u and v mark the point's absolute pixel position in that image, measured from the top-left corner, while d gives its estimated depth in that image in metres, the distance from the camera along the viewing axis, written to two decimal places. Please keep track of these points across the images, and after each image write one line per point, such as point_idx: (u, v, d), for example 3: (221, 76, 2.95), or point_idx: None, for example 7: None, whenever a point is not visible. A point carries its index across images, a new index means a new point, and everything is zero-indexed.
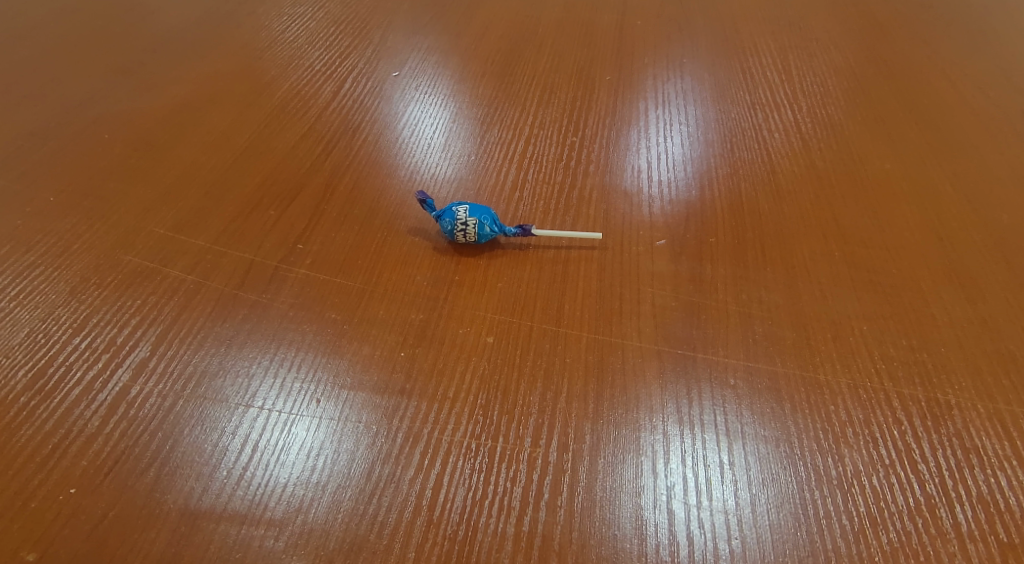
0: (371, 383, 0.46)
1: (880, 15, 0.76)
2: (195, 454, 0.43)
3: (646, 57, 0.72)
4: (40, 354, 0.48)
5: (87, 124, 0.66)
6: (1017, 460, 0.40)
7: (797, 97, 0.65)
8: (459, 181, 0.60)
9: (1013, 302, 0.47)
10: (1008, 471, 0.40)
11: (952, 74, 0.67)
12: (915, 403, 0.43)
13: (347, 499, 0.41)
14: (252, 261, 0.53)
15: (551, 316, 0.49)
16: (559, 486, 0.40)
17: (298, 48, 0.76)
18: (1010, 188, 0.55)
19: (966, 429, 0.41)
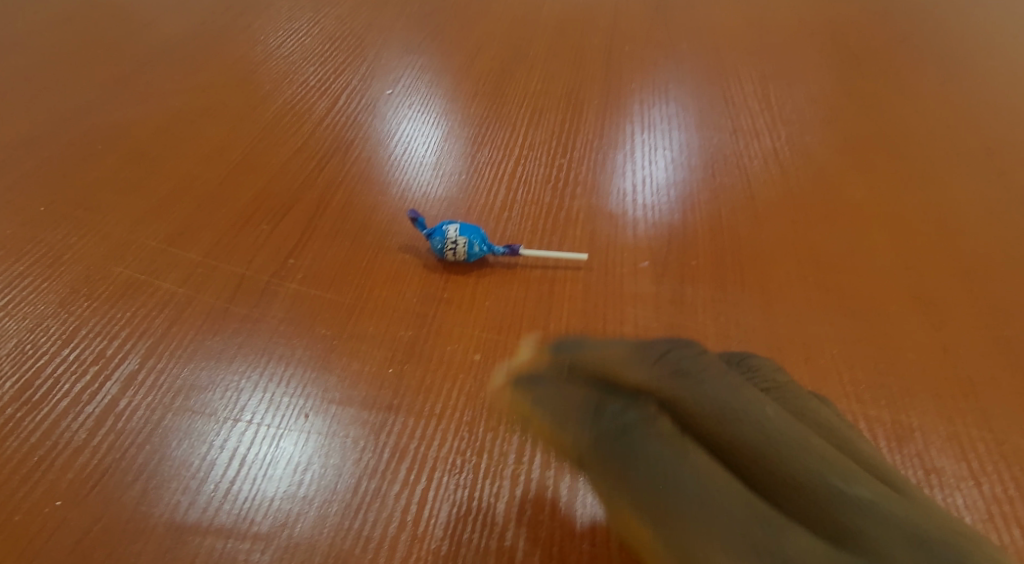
0: (359, 398, 0.47)
1: (858, 47, 0.79)
2: (182, 468, 0.43)
3: (633, 82, 0.74)
4: (28, 365, 0.48)
5: (80, 134, 0.67)
6: (974, 481, 0.41)
7: (776, 125, 0.68)
8: (450, 200, 0.61)
9: (974, 328, 0.49)
10: (966, 491, 0.41)
11: (925, 108, 0.70)
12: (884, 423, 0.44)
13: (333, 514, 0.41)
14: (243, 275, 0.54)
15: (537, 334, 0.50)
16: (542, 502, 0.42)
17: (293, 63, 0.77)
18: (976, 219, 0.58)
19: (928, 450, 0.43)
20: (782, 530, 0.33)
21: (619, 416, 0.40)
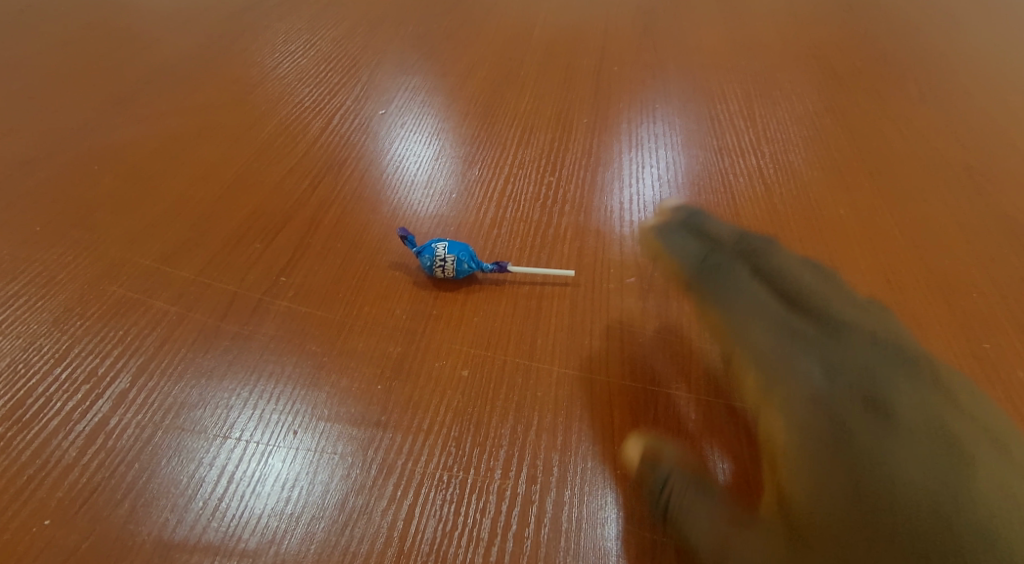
0: (348, 415, 0.47)
1: (842, 67, 0.80)
2: (171, 485, 0.44)
3: (621, 101, 0.76)
4: (21, 384, 0.49)
5: (77, 155, 0.67)
6: None
7: (761, 143, 0.69)
8: (441, 218, 0.62)
9: (953, 342, 0.50)
10: None
11: (906, 126, 0.71)
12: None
13: (320, 530, 0.41)
14: (235, 293, 0.55)
15: (524, 350, 0.51)
16: (527, 517, 0.42)
17: (288, 84, 0.78)
18: (955, 235, 0.58)
19: None
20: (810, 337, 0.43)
21: (719, 260, 0.49)
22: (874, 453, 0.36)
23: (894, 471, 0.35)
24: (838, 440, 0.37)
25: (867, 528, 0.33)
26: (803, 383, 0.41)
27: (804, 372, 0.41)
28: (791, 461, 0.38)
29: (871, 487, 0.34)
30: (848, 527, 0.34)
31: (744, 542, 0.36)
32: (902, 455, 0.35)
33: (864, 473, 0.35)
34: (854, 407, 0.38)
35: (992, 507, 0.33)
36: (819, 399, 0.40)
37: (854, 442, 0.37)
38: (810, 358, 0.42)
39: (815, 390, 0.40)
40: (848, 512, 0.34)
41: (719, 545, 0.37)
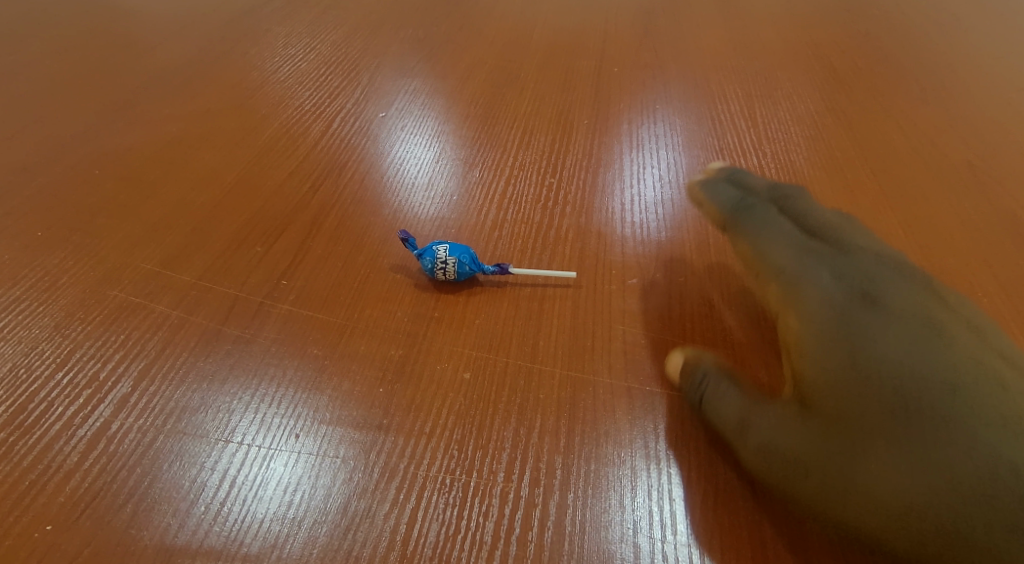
0: (350, 418, 0.47)
1: (842, 67, 0.80)
2: (172, 490, 0.43)
3: (622, 103, 0.75)
4: (22, 390, 0.48)
5: (78, 159, 0.67)
6: None
7: (762, 143, 0.69)
8: (442, 220, 0.61)
9: None
10: None
11: (906, 125, 0.71)
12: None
13: (323, 534, 0.41)
14: (237, 296, 0.55)
15: (526, 352, 0.50)
16: (530, 520, 0.42)
17: (288, 88, 0.78)
18: (957, 234, 0.58)
19: None
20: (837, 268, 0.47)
21: (759, 205, 0.54)
22: (869, 340, 0.42)
23: (886, 354, 0.41)
24: (841, 329, 0.43)
25: (866, 397, 0.39)
26: (814, 287, 0.46)
27: (814, 277, 0.47)
28: (803, 349, 0.44)
29: (868, 367, 0.40)
30: (852, 397, 0.40)
31: (764, 416, 0.42)
32: (893, 341, 0.41)
33: (863, 354, 0.41)
34: (856, 304, 0.44)
35: (965, 379, 0.39)
36: (827, 298, 0.45)
37: (855, 330, 0.43)
38: (819, 267, 0.47)
39: (823, 292, 0.45)
40: (851, 385, 0.40)
41: (742, 418, 0.42)
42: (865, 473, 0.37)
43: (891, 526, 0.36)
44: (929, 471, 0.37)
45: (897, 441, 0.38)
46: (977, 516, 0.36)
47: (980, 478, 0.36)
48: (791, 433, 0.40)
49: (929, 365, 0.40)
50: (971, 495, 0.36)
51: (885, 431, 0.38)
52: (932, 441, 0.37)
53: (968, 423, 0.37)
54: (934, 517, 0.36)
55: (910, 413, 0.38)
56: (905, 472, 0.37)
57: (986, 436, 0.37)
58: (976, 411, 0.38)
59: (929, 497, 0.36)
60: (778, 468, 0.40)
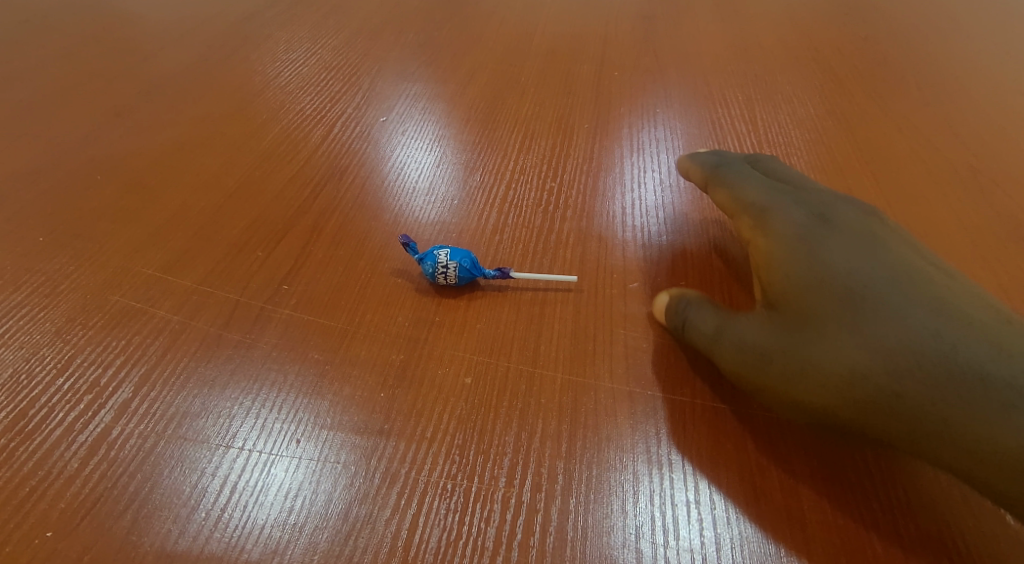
0: (351, 423, 0.47)
1: (842, 70, 0.80)
2: (173, 496, 0.43)
3: (622, 106, 0.75)
4: (23, 395, 0.48)
5: (79, 165, 0.67)
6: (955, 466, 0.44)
7: (762, 147, 0.69)
8: (443, 224, 0.61)
9: None
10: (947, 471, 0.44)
11: (907, 128, 0.71)
12: (870, 454, 0.46)
13: (324, 540, 0.41)
14: (238, 301, 0.55)
15: (527, 357, 0.50)
16: (532, 526, 0.42)
17: (290, 92, 0.79)
18: (958, 237, 0.58)
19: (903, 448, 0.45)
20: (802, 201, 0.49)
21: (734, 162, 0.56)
22: (828, 248, 0.45)
23: (842, 258, 0.44)
24: (804, 241, 0.46)
25: (822, 294, 0.42)
26: (783, 212, 0.49)
27: (782, 204, 0.49)
28: (769, 262, 0.46)
29: (825, 270, 0.43)
30: (810, 294, 0.43)
31: (737, 322, 0.45)
32: (847, 250, 0.44)
33: (820, 259, 0.44)
34: (817, 220, 0.47)
35: (909, 274, 0.42)
36: (793, 220, 0.48)
37: (816, 240, 0.45)
38: (784, 196, 0.50)
39: (789, 214, 0.48)
40: (808, 285, 0.43)
41: (718, 327, 0.46)
42: (820, 353, 0.41)
43: (842, 398, 0.40)
44: (874, 346, 0.40)
45: (848, 325, 0.41)
46: (917, 382, 0.39)
47: (922, 350, 0.39)
48: (759, 331, 0.44)
49: (880, 266, 0.43)
50: (913, 366, 0.39)
51: (837, 319, 0.41)
52: (879, 323, 0.40)
53: (910, 308, 0.40)
54: (880, 386, 0.39)
55: (861, 303, 0.41)
56: (855, 349, 0.40)
57: (925, 317, 0.40)
58: (918, 299, 0.41)
59: (875, 369, 0.39)
60: (748, 362, 0.44)
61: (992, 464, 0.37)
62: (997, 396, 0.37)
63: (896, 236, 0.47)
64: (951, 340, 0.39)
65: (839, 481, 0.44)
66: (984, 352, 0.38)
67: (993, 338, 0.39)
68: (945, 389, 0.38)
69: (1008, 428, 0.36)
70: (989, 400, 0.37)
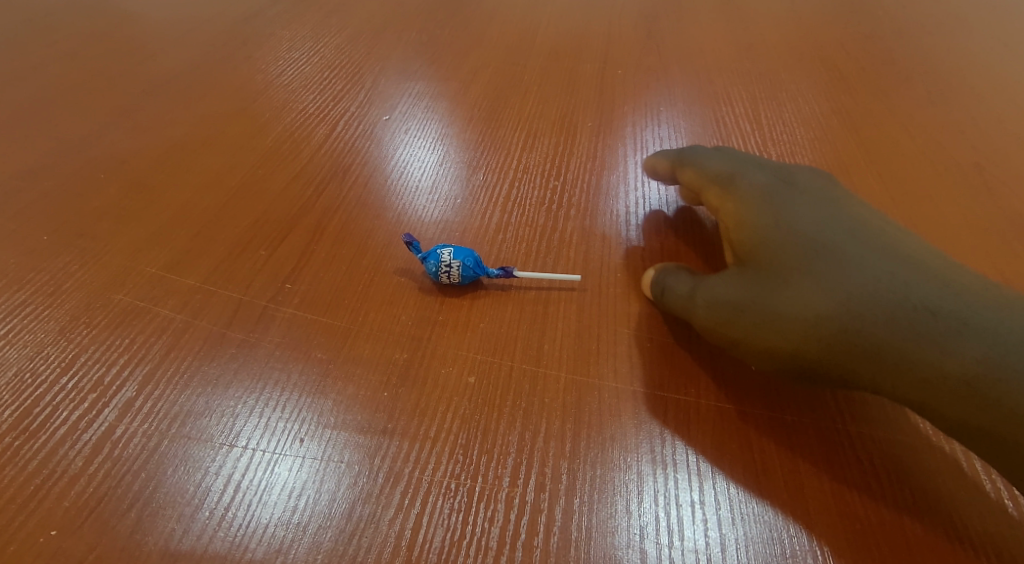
0: (354, 422, 0.47)
1: (846, 68, 0.80)
2: (177, 494, 0.43)
3: (625, 105, 0.75)
4: (27, 394, 0.48)
5: (83, 164, 0.67)
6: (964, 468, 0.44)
7: (766, 146, 0.68)
8: (446, 223, 0.61)
9: None
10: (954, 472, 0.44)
11: (912, 126, 0.71)
12: (876, 454, 0.45)
13: (327, 540, 0.41)
14: (241, 300, 0.55)
15: (531, 356, 0.50)
16: (536, 526, 0.42)
17: (293, 91, 0.78)
18: (964, 235, 0.58)
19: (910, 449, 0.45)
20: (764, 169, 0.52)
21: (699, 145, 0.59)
22: (790, 205, 0.47)
23: (803, 212, 0.46)
24: (767, 200, 0.48)
25: (785, 244, 0.44)
26: (748, 178, 0.51)
27: (745, 171, 0.51)
28: (736, 223, 0.48)
29: (788, 222, 0.45)
30: (775, 246, 0.44)
31: (709, 282, 0.47)
32: (809, 206, 0.46)
33: (783, 214, 0.46)
34: (779, 182, 0.49)
35: (863, 224, 0.44)
36: (757, 183, 0.50)
37: (779, 199, 0.47)
38: (749, 165, 0.52)
39: (753, 177, 0.50)
40: (773, 236, 0.45)
41: (692, 289, 0.48)
42: (788, 297, 0.42)
43: (812, 338, 0.41)
44: (838, 285, 0.41)
45: (811, 269, 0.42)
46: (879, 316, 0.40)
47: (880, 287, 0.41)
48: (731, 284, 0.45)
49: (837, 218, 0.45)
50: (875, 301, 0.40)
51: (801, 263, 0.43)
52: (840, 265, 0.42)
53: (868, 252, 0.42)
54: (846, 323, 0.40)
55: (822, 250, 0.43)
56: (820, 289, 0.41)
57: (880, 260, 0.42)
58: (873, 244, 0.43)
59: (840, 306, 0.41)
60: (720, 315, 0.45)
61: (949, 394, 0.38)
62: (949, 324, 0.39)
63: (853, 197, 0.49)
64: (906, 278, 0.41)
65: (844, 480, 0.44)
66: (934, 285, 0.40)
67: (941, 274, 0.41)
68: (905, 322, 0.40)
69: (960, 354, 0.38)
70: (943, 329, 0.39)
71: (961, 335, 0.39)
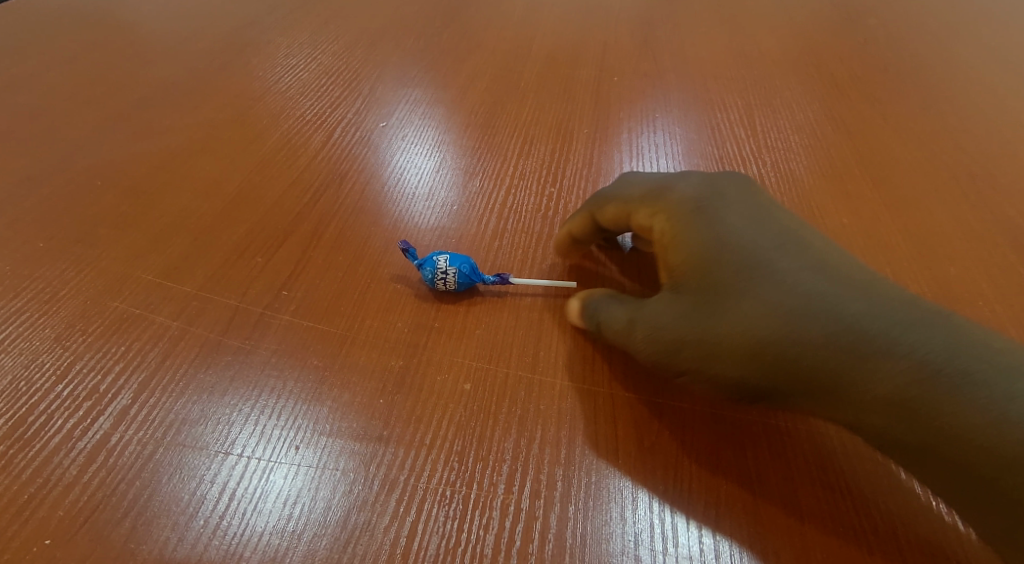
0: (350, 430, 0.47)
1: (841, 75, 0.80)
2: (172, 503, 0.43)
3: (622, 111, 0.76)
4: (22, 402, 0.48)
5: (80, 171, 0.67)
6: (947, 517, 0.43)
7: (761, 152, 0.69)
8: (442, 230, 0.61)
9: None
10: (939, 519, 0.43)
11: (905, 132, 0.71)
12: (864, 490, 0.44)
13: (322, 548, 0.41)
14: (237, 307, 0.55)
15: (526, 363, 0.50)
16: (531, 533, 0.42)
17: (290, 98, 0.79)
18: (957, 241, 0.58)
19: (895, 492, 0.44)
20: (683, 187, 0.49)
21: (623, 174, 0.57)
22: (720, 223, 0.46)
23: (733, 231, 0.45)
24: (696, 222, 0.46)
25: (721, 266, 0.43)
26: (674, 198, 0.49)
27: (671, 190, 0.49)
28: (670, 244, 0.47)
29: (721, 243, 0.45)
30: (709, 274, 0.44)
31: (646, 311, 0.45)
32: (736, 230, 0.45)
33: (715, 234, 0.45)
34: (708, 195, 0.48)
35: (791, 239, 0.44)
36: (686, 202, 0.48)
37: (709, 219, 0.46)
38: (673, 184, 0.50)
39: (682, 192, 0.49)
40: (708, 259, 0.44)
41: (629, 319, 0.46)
42: (728, 327, 0.41)
43: (751, 363, 0.41)
44: (772, 309, 0.41)
45: (746, 293, 0.42)
46: (814, 339, 0.40)
47: (812, 309, 0.41)
48: (670, 312, 0.44)
49: (765, 235, 0.45)
50: (808, 324, 0.40)
51: (737, 288, 0.42)
52: (774, 287, 0.42)
53: (797, 275, 0.42)
54: (786, 347, 0.40)
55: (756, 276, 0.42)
56: (763, 314, 0.41)
57: (808, 283, 0.42)
58: (801, 262, 0.43)
59: (775, 331, 0.41)
60: (662, 347, 0.44)
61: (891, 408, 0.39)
62: (878, 346, 0.39)
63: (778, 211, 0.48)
64: (835, 300, 0.41)
65: (837, 489, 0.44)
66: (863, 305, 0.41)
67: (868, 293, 0.41)
68: (837, 343, 0.40)
69: (890, 375, 0.39)
70: (874, 351, 0.39)
71: (892, 353, 0.39)
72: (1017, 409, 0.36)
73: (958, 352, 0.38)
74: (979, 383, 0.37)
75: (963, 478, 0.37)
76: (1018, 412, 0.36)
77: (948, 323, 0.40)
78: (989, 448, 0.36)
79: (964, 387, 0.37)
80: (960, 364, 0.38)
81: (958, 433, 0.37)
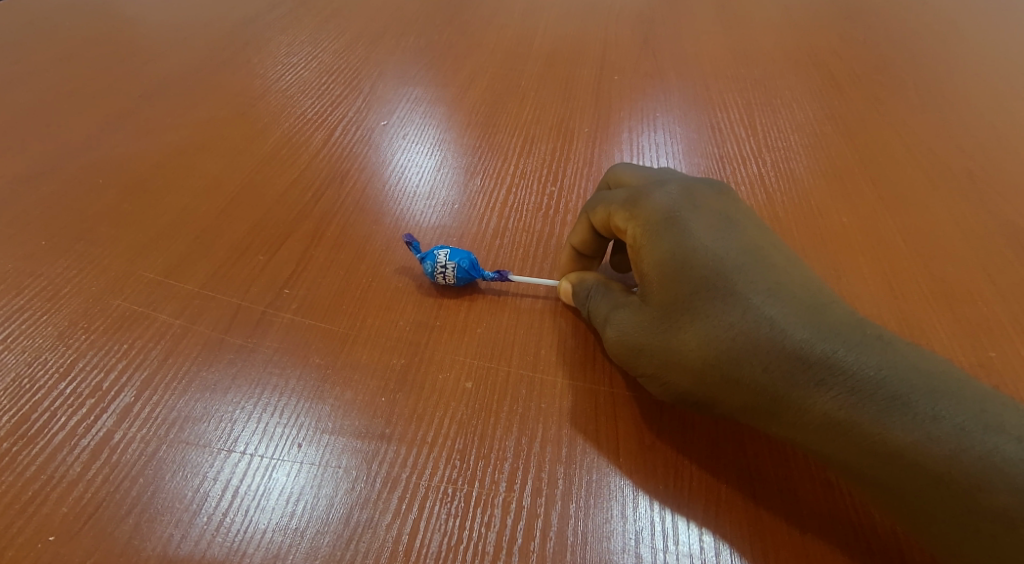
0: (352, 427, 0.47)
1: (841, 75, 0.80)
2: (175, 500, 0.43)
3: (622, 110, 0.76)
4: (26, 399, 0.49)
5: (82, 169, 0.68)
6: None
7: (761, 151, 0.69)
8: (443, 229, 0.62)
9: (954, 343, 0.50)
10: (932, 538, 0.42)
11: (905, 133, 0.71)
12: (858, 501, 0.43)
13: (324, 545, 0.41)
14: (239, 306, 0.55)
15: (527, 362, 0.51)
16: (533, 531, 0.42)
17: (291, 96, 0.79)
18: (955, 242, 0.59)
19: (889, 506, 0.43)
20: (659, 191, 0.47)
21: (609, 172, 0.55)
22: (690, 236, 0.44)
23: (702, 246, 0.44)
24: (667, 234, 0.45)
25: (682, 285, 0.43)
26: (650, 203, 0.47)
27: (648, 194, 0.47)
28: (640, 254, 0.46)
29: (686, 259, 0.43)
30: (673, 290, 0.43)
31: (618, 318, 0.46)
32: (705, 242, 0.44)
33: (683, 248, 0.44)
34: (684, 204, 0.46)
35: (755, 257, 0.43)
36: (660, 209, 0.46)
37: (680, 229, 0.45)
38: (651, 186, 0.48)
39: (658, 198, 0.47)
40: (672, 275, 0.43)
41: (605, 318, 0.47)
42: (686, 345, 0.42)
43: (699, 384, 0.42)
44: (722, 334, 0.41)
45: (701, 315, 0.42)
46: (757, 365, 0.40)
47: (759, 335, 0.40)
48: (635, 327, 0.45)
49: (734, 252, 0.43)
50: (754, 350, 0.40)
51: (694, 309, 0.42)
52: (729, 312, 0.41)
53: (751, 297, 0.41)
54: (732, 370, 0.40)
55: (716, 294, 0.42)
56: (715, 335, 0.41)
57: (760, 305, 0.41)
58: (758, 283, 0.42)
59: (723, 356, 0.41)
60: (628, 354, 0.45)
61: (831, 429, 0.38)
62: (815, 372, 0.38)
63: (752, 225, 0.46)
64: (778, 323, 0.40)
65: (836, 488, 0.44)
66: (806, 329, 0.39)
67: (812, 316, 0.40)
68: (778, 369, 0.39)
69: (823, 401, 0.38)
70: (813, 376, 0.38)
71: (845, 366, 0.38)
72: (942, 430, 0.35)
73: (888, 376, 0.37)
74: (908, 404, 0.36)
75: (890, 499, 0.37)
76: (946, 433, 0.35)
77: (887, 347, 0.39)
78: (921, 470, 0.35)
79: (893, 409, 0.36)
80: (893, 386, 0.37)
81: (887, 453, 0.36)
